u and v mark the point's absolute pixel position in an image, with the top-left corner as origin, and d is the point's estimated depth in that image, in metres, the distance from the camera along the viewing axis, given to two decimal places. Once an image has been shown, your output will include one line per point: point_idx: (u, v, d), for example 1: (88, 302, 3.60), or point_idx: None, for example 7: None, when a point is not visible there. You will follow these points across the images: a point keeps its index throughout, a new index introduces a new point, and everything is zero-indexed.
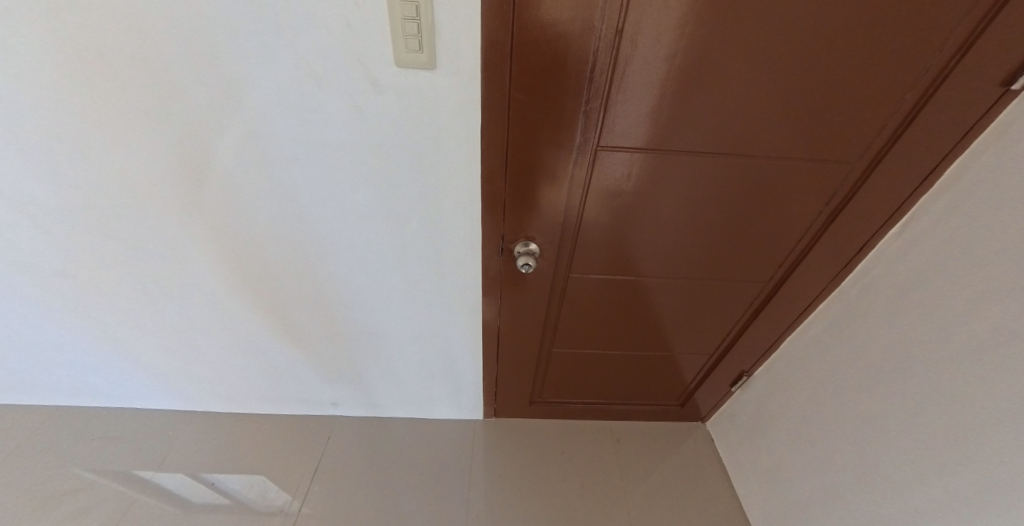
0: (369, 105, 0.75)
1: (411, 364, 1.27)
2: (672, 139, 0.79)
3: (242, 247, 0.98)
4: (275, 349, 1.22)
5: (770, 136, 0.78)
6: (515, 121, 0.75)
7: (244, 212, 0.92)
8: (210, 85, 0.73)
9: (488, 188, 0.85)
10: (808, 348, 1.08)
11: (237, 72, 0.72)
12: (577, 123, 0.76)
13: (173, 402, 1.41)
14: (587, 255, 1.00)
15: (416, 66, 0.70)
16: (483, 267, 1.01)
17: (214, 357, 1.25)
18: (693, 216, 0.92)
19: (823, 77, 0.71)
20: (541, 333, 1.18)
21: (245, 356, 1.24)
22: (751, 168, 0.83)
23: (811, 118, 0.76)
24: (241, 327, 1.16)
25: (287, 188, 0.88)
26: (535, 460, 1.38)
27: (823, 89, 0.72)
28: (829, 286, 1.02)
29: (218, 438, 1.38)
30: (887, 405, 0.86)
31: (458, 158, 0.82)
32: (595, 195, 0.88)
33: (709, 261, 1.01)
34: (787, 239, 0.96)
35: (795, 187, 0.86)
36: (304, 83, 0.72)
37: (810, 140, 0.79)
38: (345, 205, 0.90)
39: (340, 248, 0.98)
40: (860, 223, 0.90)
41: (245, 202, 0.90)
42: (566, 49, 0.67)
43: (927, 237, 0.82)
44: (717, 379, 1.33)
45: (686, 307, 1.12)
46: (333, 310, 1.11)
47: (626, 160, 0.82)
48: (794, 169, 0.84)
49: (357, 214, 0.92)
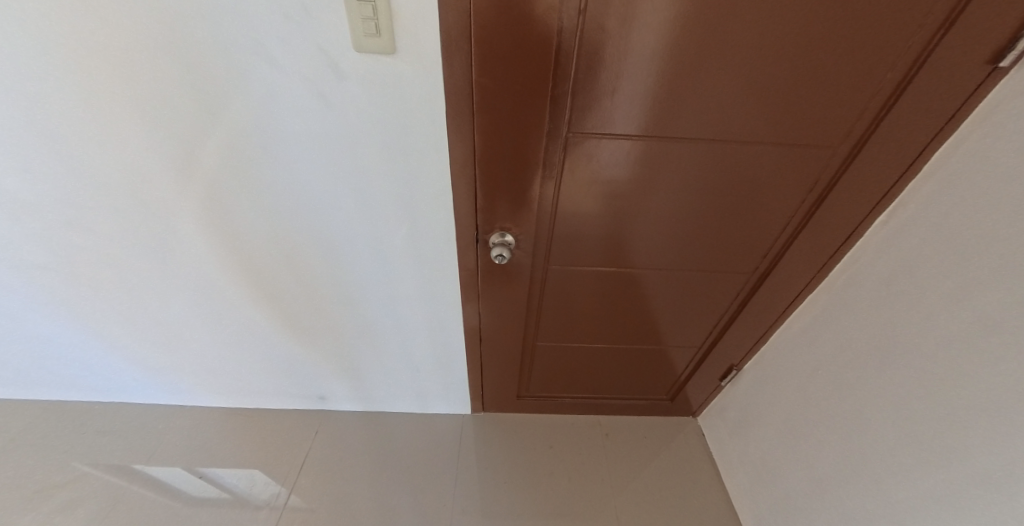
0: (338, 96, 0.74)
1: (398, 359, 1.27)
2: (649, 127, 0.77)
3: (244, 247, 0.99)
4: (277, 347, 1.23)
5: (751, 124, 0.76)
6: (479, 106, 0.73)
7: (249, 214, 0.92)
8: (180, 81, 0.73)
9: (458, 177, 0.83)
10: (797, 342, 1.05)
11: (204, 65, 0.71)
12: (546, 107, 0.73)
13: (164, 397, 1.42)
14: (570, 247, 0.98)
15: (376, 50, 0.68)
16: (459, 259, 0.99)
17: (209, 353, 1.25)
18: (681, 208, 0.90)
19: (797, 62, 0.68)
20: (525, 327, 1.16)
21: (246, 354, 1.25)
22: (735, 155, 0.81)
23: (794, 104, 0.73)
24: (243, 325, 1.17)
25: (290, 188, 0.87)
26: (525, 457, 1.36)
27: (801, 75, 0.70)
28: (816, 278, 0.99)
29: (213, 433, 1.39)
30: (878, 401, 0.84)
31: (427, 146, 0.80)
32: (572, 185, 0.86)
33: (697, 254, 0.99)
34: (774, 229, 0.93)
35: (777, 176, 0.84)
36: (273, 77, 0.72)
37: (793, 125, 0.76)
38: (342, 204, 0.90)
39: (344, 249, 0.98)
40: (845, 210, 0.87)
41: (243, 202, 0.90)
42: (528, 30, 0.64)
43: (915, 225, 0.79)
44: (706, 373, 1.31)
45: (675, 299, 1.10)
46: (333, 308, 1.12)
47: (602, 148, 0.80)
48: (778, 156, 0.81)
49: (357, 214, 0.91)
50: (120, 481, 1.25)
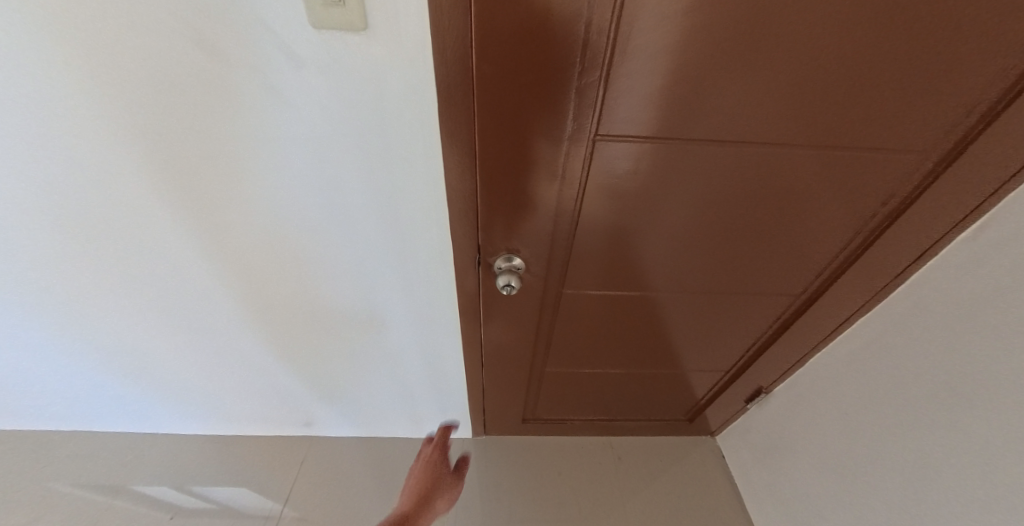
0: (309, 95, 0.60)
1: (385, 382, 1.14)
2: (692, 129, 0.62)
3: (238, 251, 0.82)
4: (268, 357, 1.06)
5: (825, 125, 0.62)
6: (483, 111, 0.59)
7: (228, 227, 0.78)
8: (117, 76, 0.58)
9: (456, 193, 0.69)
10: (835, 367, 0.94)
11: (141, 58, 0.56)
12: (568, 109, 0.59)
13: (128, 424, 1.28)
14: (589, 267, 0.84)
15: (341, 28, 0.54)
16: (459, 282, 0.85)
17: (196, 364, 1.07)
18: (725, 221, 0.77)
19: (882, 50, 0.54)
20: (532, 351, 1.04)
21: (236, 358, 1.06)
22: (800, 162, 0.67)
23: (882, 102, 0.59)
24: (233, 331, 0.99)
25: (291, 192, 0.72)
26: (527, 484, 1.24)
27: (884, 67, 0.55)
28: (875, 299, 0.86)
29: (185, 461, 1.26)
30: (936, 442, 0.73)
31: (416, 154, 0.67)
32: (595, 196, 0.72)
33: (734, 271, 0.86)
34: (836, 243, 0.81)
35: (846, 186, 0.71)
36: (227, 73, 0.58)
37: (877, 126, 0.62)
38: (344, 212, 0.76)
39: (346, 261, 0.84)
40: (921, 225, 0.74)
41: (220, 213, 0.76)
42: (548, 11, 0.49)
43: (1005, 245, 0.65)
44: (729, 394, 1.20)
45: (707, 319, 0.98)
46: (329, 314, 0.95)
47: (633, 155, 0.66)
48: (852, 163, 0.67)
49: (348, 225, 0.78)
50: (90, 508, 1.15)
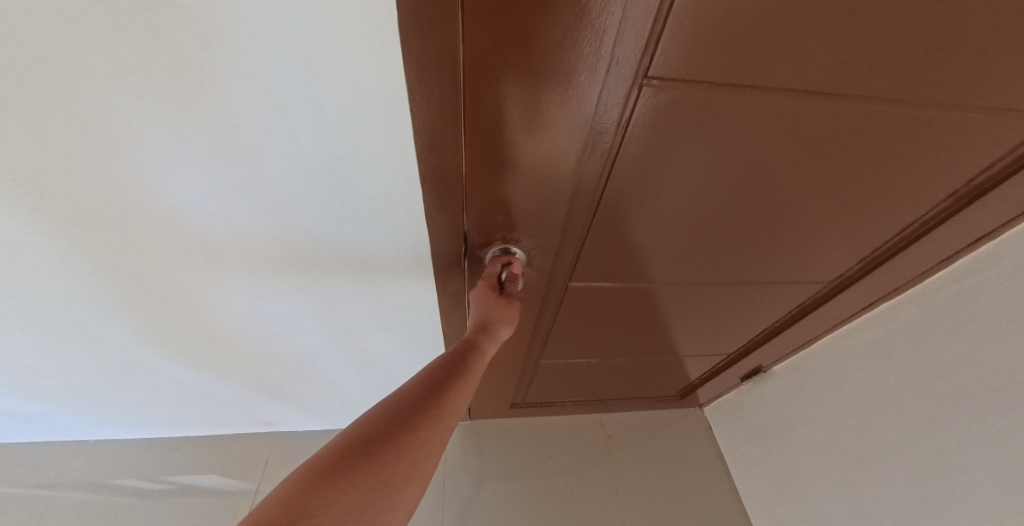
0: (241, 44, 0.41)
1: (354, 379, 0.99)
2: (763, 81, 0.47)
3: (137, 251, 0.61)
4: (198, 362, 0.86)
5: (926, 89, 0.51)
6: (479, 50, 0.40)
7: (139, 222, 0.57)
8: None
9: (438, 168, 0.51)
10: (858, 351, 0.91)
11: None
12: (604, 48, 0.41)
13: (42, 433, 1.07)
14: (603, 255, 0.70)
15: None
16: (442, 276, 0.69)
17: (115, 374, 0.86)
18: (772, 200, 0.64)
19: (1005, 16, 0.44)
20: (526, 347, 0.90)
21: (166, 366, 0.86)
22: (879, 127, 0.55)
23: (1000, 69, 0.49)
24: (154, 338, 0.78)
25: (248, 188, 0.55)
26: (516, 470, 1.15)
27: (995, 36, 0.46)
28: (913, 281, 0.82)
29: (121, 464, 1.09)
30: (970, 435, 0.70)
31: (385, 125, 0.49)
32: (622, 173, 0.56)
33: (768, 255, 0.74)
34: (890, 227, 0.71)
35: (921, 159, 0.60)
36: (137, 39, 0.40)
37: (981, 92, 0.52)
38: (299, 204, 0.58)
39: (301, 256, 0.66)
40: (981, 214, 0.69)
41: (117, 204, 0.55)
42: None
43: None
44: (727, 375, 1.14)
45: (724, 305, 0.87)
46: (276, 316, 0.78)
47: (682, 119, 0.50)
48: (934, 128, 0.56)
49: (295, 213, 0.59)
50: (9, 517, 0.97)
